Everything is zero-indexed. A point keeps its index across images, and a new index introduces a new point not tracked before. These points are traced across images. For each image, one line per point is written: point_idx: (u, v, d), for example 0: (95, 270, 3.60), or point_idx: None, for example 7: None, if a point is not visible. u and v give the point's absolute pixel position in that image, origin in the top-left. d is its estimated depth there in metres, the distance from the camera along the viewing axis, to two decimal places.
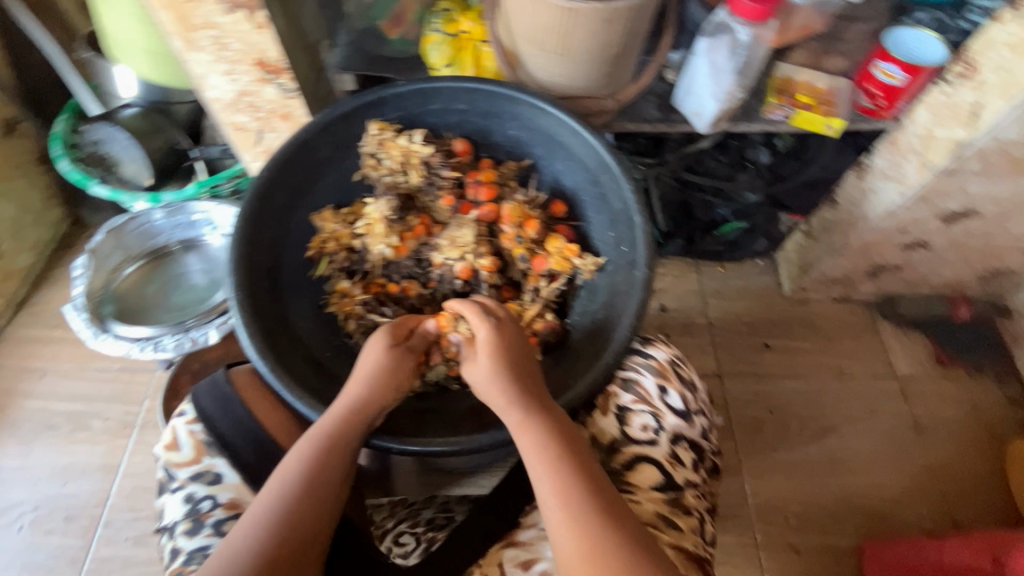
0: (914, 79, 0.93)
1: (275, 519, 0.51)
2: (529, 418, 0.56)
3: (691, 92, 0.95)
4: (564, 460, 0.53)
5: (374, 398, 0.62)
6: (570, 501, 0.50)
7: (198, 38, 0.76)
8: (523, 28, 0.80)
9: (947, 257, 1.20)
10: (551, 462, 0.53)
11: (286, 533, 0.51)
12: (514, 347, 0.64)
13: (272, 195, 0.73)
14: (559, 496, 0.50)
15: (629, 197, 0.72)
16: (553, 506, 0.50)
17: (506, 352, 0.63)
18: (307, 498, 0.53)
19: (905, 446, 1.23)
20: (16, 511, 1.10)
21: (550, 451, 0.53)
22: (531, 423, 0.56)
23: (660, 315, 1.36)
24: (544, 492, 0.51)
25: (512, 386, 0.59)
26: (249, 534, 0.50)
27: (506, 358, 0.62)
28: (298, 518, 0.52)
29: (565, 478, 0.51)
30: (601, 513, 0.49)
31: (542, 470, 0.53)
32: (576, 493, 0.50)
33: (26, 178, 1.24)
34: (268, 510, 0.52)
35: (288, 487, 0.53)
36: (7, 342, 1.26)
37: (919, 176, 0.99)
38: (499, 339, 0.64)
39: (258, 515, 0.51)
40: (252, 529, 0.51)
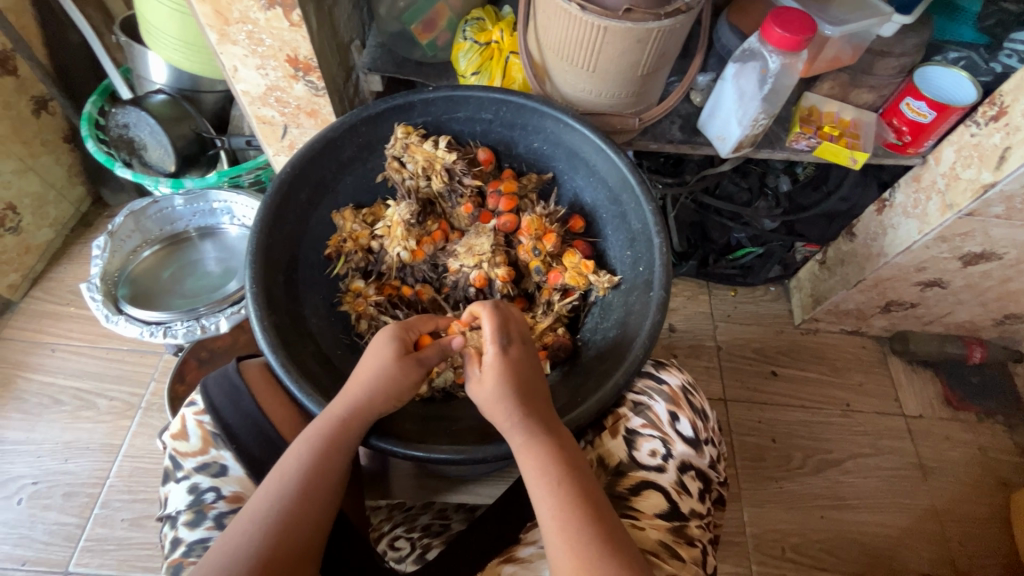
0: (942, 116, 0.93)
1: (270, 523, 0.51)
2: (532, 439, 0.56)
3: (717, 116, 0.95)
4: (566, 484, 0.52)
5: (375, 404, 0.60)
6: (570, 526, 0.49)
7: (233, 32, 0.77)
8: (554, 43, 0.81)
9: (963, 298, 1.19)
10: (553, 486, 0.52)
11: (280, 538, 0.50)
12: (523, 372, 0.61)
13: (295, 191, 0.73)
14: (559, 520, 0.50)
15: (649, 217, 0.72)
16: (552, 531, 0.50)
17: (515, 377, 0.60)
18: (300, 501, 0.53)
19: (910, 485, 1.22)
20: (17, 483, 1.11)
21: (553, 475, 0.53)
22: (534, 444, 0.55)
23: (669, 335, 1.35)
24: (546, 516, 0.51)
25: (516, 402, 0.58)
26: (245, 533, 0.50)
27: (514, 383, 0.59)
28: (291, 521, 0.51)
29: (567, 502, 0.51)
30: (603, 540, 0.48)
31: (544, 492, 0.52)
32: (576, 517, 0.50)
33: (52, 155, 1.28)
34: (263, 512, 0.51)
35: (282, 490, 0.53)
36: (21, 315, 1.27)
37: (941, 216, 0.98)
38: (514, 361, 0.61)
39: (251, 519, 0.51)
40: (246, 533, 0.50)
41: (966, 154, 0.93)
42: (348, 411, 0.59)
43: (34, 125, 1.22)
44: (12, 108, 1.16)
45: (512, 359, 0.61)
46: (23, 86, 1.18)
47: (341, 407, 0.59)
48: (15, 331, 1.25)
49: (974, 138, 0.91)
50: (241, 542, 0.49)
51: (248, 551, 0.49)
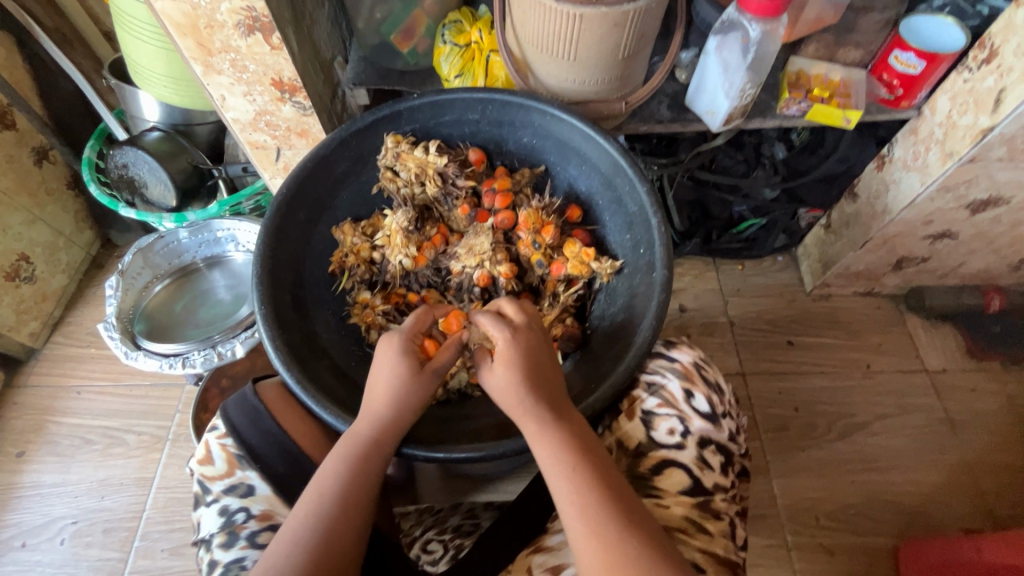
0: (932, 66, 0.92)
1: (310, 538, 0.51)
2: (545, 426, 0.56)
3: (704, 90, 0.94)
4: (582, 469, 0.52)
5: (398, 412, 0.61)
6: (590, 512, 0.50)
7: (218, 62, 0.79)
8: (532, 37, 0.81)
9: (975, 247, 1.17)
10: (570, 472, 0.53)
11: (319, 557, 0.50)
12: (529, 350, 0.61)
13: (294, 210, 0.74)
14: (579, 506, 0.50)
15: (645, 198, 0.72)
16: (574, 519, 0.50)
17: (527, 355, 0.60)
18: (337, 514, 0.53)
19: (940, 441, 1.20)
20: (58, 524, 1.13)
21: (568, 462, 0.53)
22: (547, 432, 0.56)
23: (680, 315, 1.34)
24: (564, 502, 0.51)
25: (525, 389, 0.58)
26: (286, 550, 0.50)
27: (517, 365, 0.59)
28: (328, 537, 0.52)
29: (586, 489, 0.51)
30: (625, 525, 0.49)
31: (561, 479, 0.53)
32: (594, 503, 0.50)
33: (58, 204, 1.31)
34: (301, 531, 0.52)
35: (319, 508, 0.53)
36: (44, 361, 1.31)
37: (942, 165, 0.97)
38: (524, 334, 0.62)
39: (293, 535, 0.51)
40: (286, 549, 0.50)
41: (961, 101, 0.92)
42: (375, 425, 0.59)
43: (37, 175, 1.25)
44: (16, 161, 1.20)
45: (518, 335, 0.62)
46: (22, 139, 1.21)
47: (367, 422, 0.60)
48: (41, 378, 1.29)
49: (968, 83, 0.90)
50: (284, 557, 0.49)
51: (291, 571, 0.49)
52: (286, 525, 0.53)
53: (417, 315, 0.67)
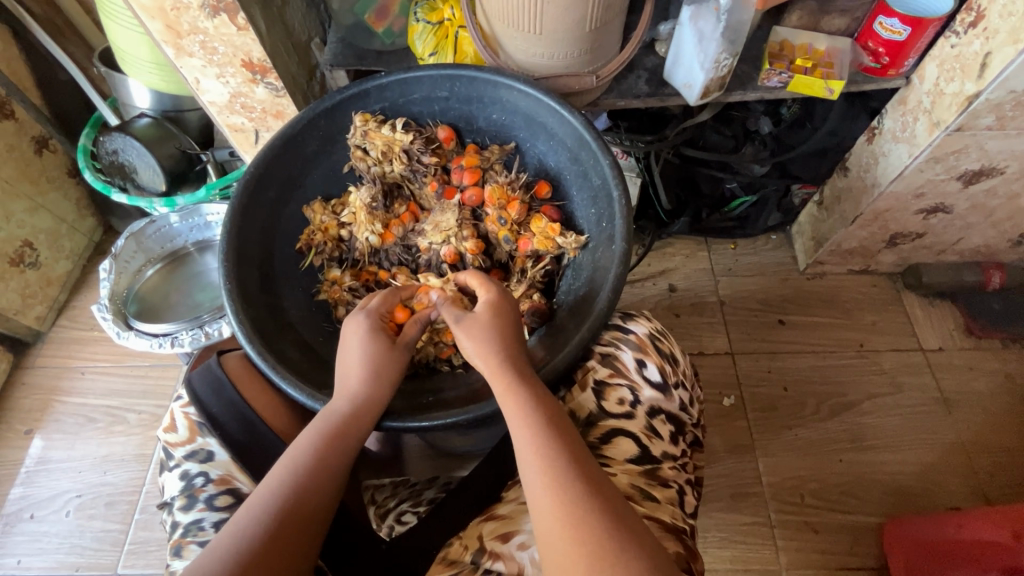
0: (918, 31, 0.88)
1: (283, 498, 0.54)
2: (514, 386, 0.58)
3: (681, 63, 0.93)
4: (548, 428, 0.54)
5: (375, 388, 0.63)
6: (551, 466, 0.51)
7: (188, 44, 0.80)
8: (498, 12, 0.81)
9: (972, 221, 1.13)
10: (535, 429, 0.54)
11: (291, 514, 0.53)
12: (506, 318, 0.64)
13: (263, 188, 0.76)
14: (542, 461, 0.52)
15: (607, 171, 0.71)
16: (534, 472, 0.51)
17: (504, 323, 0.63)
18: (310, 477, 0.55)
19: (933, 419, 1.18)
20: (63, 497, 1.19)
21: (537, 419, 0.55)
22: (516, 391, 0.57)
23: (669, 295, 1.33)
24: (526, 456, 0.53)
25: (500, 347, 0.61)
26: (262, 508, 0.53)
27: (491, 331, 0.62)
28: (303, 498, 0.54)
29: (550, 445, 0.53)
30: (583, 481, 0.50)
31: (526, 435, 0.54)
32: (557, 458, 0.52)
33: (60, 191, 1.36)
34: (277, 490, 0.54)
35: (296, 471, 0.56)
36: (50, 344, 1.36)
37: (929, 135, 0.94)
38: (500, 302, 0.65)
39: (267, 492, 0.54)
40: (261, 506, 0.53)
41: (948, 67, 0.89)
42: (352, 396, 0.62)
43: (38, 163, 1.29)
44: (16, 150, 1.24)
45: (498, 306, 0.65)
46: (21, 128, 1.25)
47: (343, 398, 0.62)
48: (47, 359, 1.34)
49: (955, 49, 0.87)
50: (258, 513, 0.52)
51: (253, 535, 0.51)
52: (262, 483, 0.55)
53: (382, 296, 0.71)
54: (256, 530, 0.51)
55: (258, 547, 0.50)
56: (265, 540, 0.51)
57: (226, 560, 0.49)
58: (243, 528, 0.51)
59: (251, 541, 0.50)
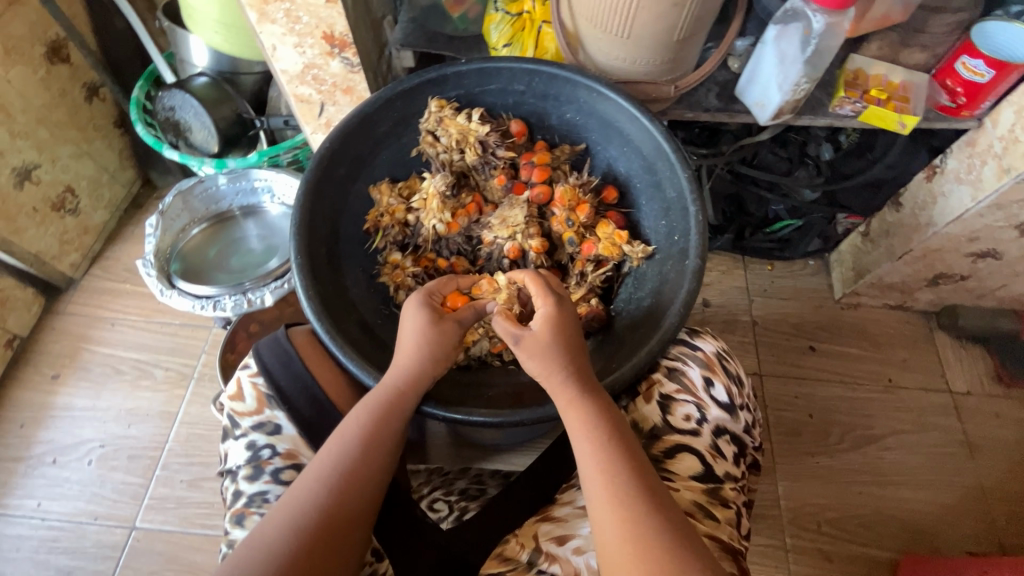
0: (1001, 75, 0.87)
1: (334, 481, 0.53)
2: (578, 397, 0.57)
3: (756, 81, 0.92)
4: (610, 440, 0.54)
5: (422, 367, 0.62)
6: (613, 480, 0.51)
7: (272, 11, 0.79)
8: (586, 10, 0.80)
9: (1020, 270, 1.13)
10: (598, 441, 0.54)
11: (342, 500, 0.53)
12: (569, 333, 0.61)
13: (336, 165, 0.75)
14: (602, 473, 0.52)
15: (685, 186, 0.71)
16: (596, 484, 0.51)
17: (565, 339, 0.60)
18: (360, 461, 0.55)
19: (955, 462, 1.19)
20: (86, 446, 1.20)
21: (598, 431, 0.54)
22: (579, 400, 0.57)
23: (703, 310, 1.33)
24: (589, 468, 0.53)
25: (558, 351, 0.59)
26: (313, 490, 0.53)
27: (550, 346, 0.60)
28: (354, 484, 0.54)
29: (613, 459, 0.52)
30: (644, 494, 0.50)
31: (588, 446, 0.54)
32: (620, 473, 0.51)
33: (105, 140, 1.35)
34: (326, 472, 0.54)
35: (346, 453, 0.55)
36: (82, 292, 1.36)
37: (997, 182, 0.93)
38: (558, 317, 0.62)
39: (318, 474, 0.54)
40: (313, 487, 0.53)
41: None
42: (398, 378, 0.61)
43: (87, 110, 1.29)
44: (67, 95, 1.24)
45: (557, 322, 0.61)
46: (75, 73, 1.25)
47: (393, 376, 0.61)
48: (78, 307, 1.34)
49: None
50: (310, 495, 0.52)
51: (313, 510, 0.51)
52: (312, 464, 0.56)
53: (440, 279, 0.71)
54: (307, 513, 0.51)
55: (310, 531, 0.50)
56: (317, 524, 0.51)
57: (280, 541, 0.50)
58: (296, 508, 0.52)
59: (303, 524, 0.51)
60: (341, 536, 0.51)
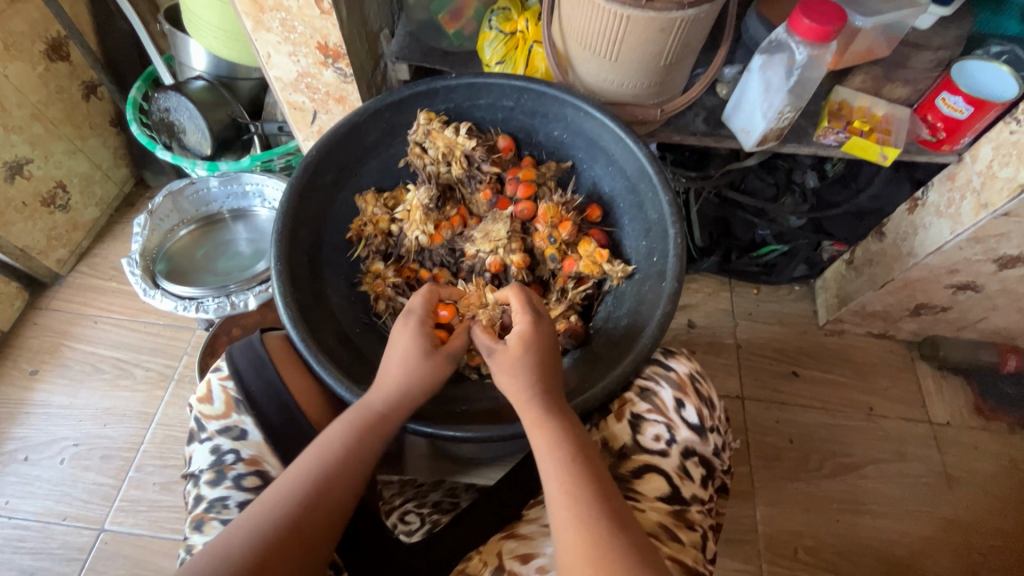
0: (979, 113, 0.89)
1: (302, 492, 0.53)
2: (546, 418, 0.57)
3: (742, 108, 0.94)
4: (577, 463, 0.53)
5: (416, 396, 0.63)
6: (579, 504, 0.50)
7: (268, 19, 0.80)
8: (576, 33, 0.82)
9: (999, 304, 1.14)
10: (564, 463, 0.53)
11: (310, 511, 0.52)
12: (541, 352, 0.61)
13: (321, 173, 0.76)
14: (568, 497, 0.51)
15: (666, 208, 0.72)
16: (562, 508, 0.51)
17: (536, 358, 0.61)
18: (332, 474, 0.55)
19: (933, 493, 1.18)
20: (59, 445, 1.18)
21: (565, 453, 0.54)
22: (547, 422, 0.57)
23: (688, 330, 1.34)
24: (554, 491, 0.52)
25: (531, 374, 0.60)
26: (282, 500, 0.52)
27: (528, 368, 0.60)
28: (324, 497, 0.53)
29: (579, 483, 0.52)
30: (610, 518, 0.50)
31: (554, 468, 0.53)
32: (588, 498, 0.51)
33: (100, 138, 1.36)
34: (296, 482, 0.53)
35: (318, 465, 0.55)
36: (67, 288, 1.35)
37: (975, 216, 0.94)
38: (533, 335, 0.62)
39: (287, 484, 0.53)
40: (281, 497, 0.52)
41: (1004, 152, 0.89)
42: (383, 397, 0.61)
43: (84, 108, 1.30)
44: (64, 92, 1.24)
45: (530, 341, 0.62)
46: (74, 71, 1.26)
47: (379, 397, 0.61)
48: (62, 303, 1.33)
49: (1014, 135, 0.87)
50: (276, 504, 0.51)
51: (277, 521, 0.50)
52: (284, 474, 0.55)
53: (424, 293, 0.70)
54: (272, 523, 0.50)
55: (274, 541, 0.49)
56: (281, 536, 0.50)
57: (240, 549, 0.48)
58: (262, 517, 0.51)
59: (266, 534, 0.49)
60: (302, 550, 0.50)
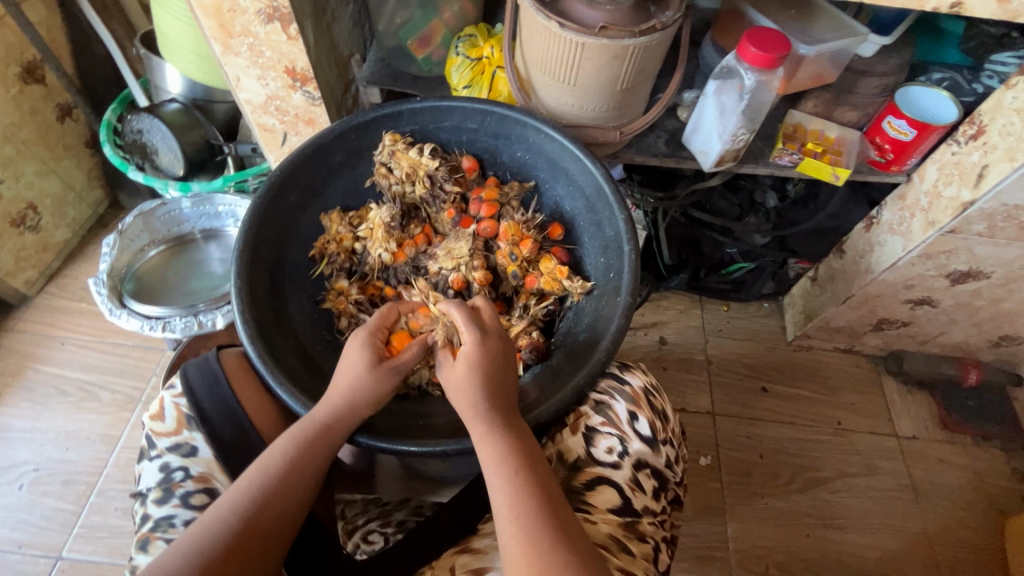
0: (923, 135, 0.93)
1: (246, 507, 0.53)
2: (493, 431, 0.58)
3: (699, 131, 0.97)
4: (522, 474, 0.54)
5: (360, 407, 0.63)
6: (521, 516, 0.51)
7: (236, 45, 0.83)
8: (536, 59, 0.85)
9: (956, 318, 1.18)
10: (509, 475, 0.54)
11: (254, 525, 0.53)
12: (487, 370, 0.62)
13: (285, 193, 0.77)
14: (512, 509, 0.52)
15: (621, 225, 0.75)
16: (505, 521, 0.52)
17: (483, 374, 0.62)
18: (278, 487, 0.55)
19: (901, 506, 1.20)
20: (19, 470, 1.15)
21: (510, 465, 0.55)
22: (494, 435, 0.58)
23: (659, 347, 1.35)
24: (499, 502, 0.53)
25: (477, 389, 0.61)
26: (226, 516, 0.52)
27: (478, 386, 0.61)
28: (269, 510, 0.54)
29: (523, 494, 0.53)
30: (552, 528, 0.50)
31: (500, 481, 0.54)
32: (530, 508, 0.52)
33: (74, 160, 1.36)
34: (241, 496, 0.54)
35: (264, 479, 0.55)
36: (34, 310, 1.34)
37: (924, 233, 0.98)
38: (479, 355, 0.63)
39: (232, 500, 0.54)
40: (225, 512, 0.53)
41: (947, 172, 0.93)
42: (331, 410, 0.62)
43: (58, 130, 1.31)
44: (38, 114, 1.25)
45: (476, 358, 0.63)
46: (49, 94, 1.27)
47: (323, 409, 0.62)
48: (28, 325, 1.32)
49: (955, 156, 0.91)
50: (219, 519, 0.52)
51: (223, 537, 0.51)
52: (230, 490, 0.55)
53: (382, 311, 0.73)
54: (215, 539, 0.51)
55: (217, 557, 0.50)
56: (224, 552, 0.50)
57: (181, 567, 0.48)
58: (205, 533, 0.51)
59: (209, 551, 0.50)
60: (247, 564, 0.51)
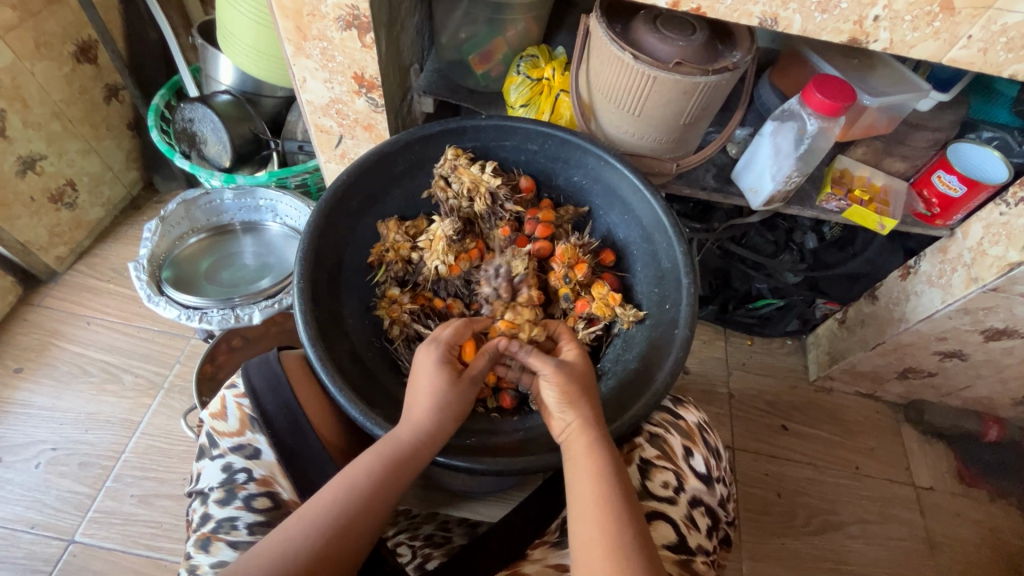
0: (972, 193, 0.94)
1: (327, 525, 0.54)
2: (592, 447, 0.58)
3: (751, 169, 0.98)
4: (616, 501, 0.54)
5: (442, 425, 0.63)
6: (617, 542, 0.51)
7: (309, 47, 0.83)
8: (603, 85, 0.86)
9: (984, 374, 1.18)
10: (604, 496, 0.54)
11: (332, 544, 0.53)
12: (578, 380, 0.64)
13: (348, 198, 0.77)
14: (605, 532, 0.52)
15: (680, 258, 0.75)
16: (596, 545, 0.51)
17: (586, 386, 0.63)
18: (359, 510, 0.56)
19: (915, 557, 1.20)
20: (37, 447, 1.14)
21: (605, 486, 0.55)
22: (595, 450, 0.58)
23: (682, 376, 1.36)
24: (590, 523, 0.53)
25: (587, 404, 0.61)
26: (308, 533, 0.53)
27: (574, 396, 0.62)
28: (348, 534, 0.54)
29: (614, 519, 0.53)
30: (645, 561, 0.50)
31: (592, 500, 0.54)
32: (621, 535, 0.52)
33: (114, 140, 1.37)
34: (323, 514, 0.54)
35: (349, 500, 0.56)
36: (62, 286, 1.33)
37: (965, 288, 0.98)
38: (584, 365, 0.66)
39: (312, 513, 0.54)
40: (306, 528, 0.53)
41: (994, 232, 0.93)
42: (414, 432, 0.61)
43: (103, 110, 1.32)
44: (87, 94, 1.26)
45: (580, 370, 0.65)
46: (99, 74, 1.28)
47: (406, 428, 0.61)
48: (55, 301, 1.31)
49: (1003, 217, 0.91)
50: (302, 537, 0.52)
51: (305, 553, 0.52)
52: (311, 501, 0.56)
53: (454, 326, 0.70)
54: (295, 557, 0.51)
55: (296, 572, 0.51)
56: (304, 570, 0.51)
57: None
58: (284, 546, 0.52)
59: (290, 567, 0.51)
60: None
